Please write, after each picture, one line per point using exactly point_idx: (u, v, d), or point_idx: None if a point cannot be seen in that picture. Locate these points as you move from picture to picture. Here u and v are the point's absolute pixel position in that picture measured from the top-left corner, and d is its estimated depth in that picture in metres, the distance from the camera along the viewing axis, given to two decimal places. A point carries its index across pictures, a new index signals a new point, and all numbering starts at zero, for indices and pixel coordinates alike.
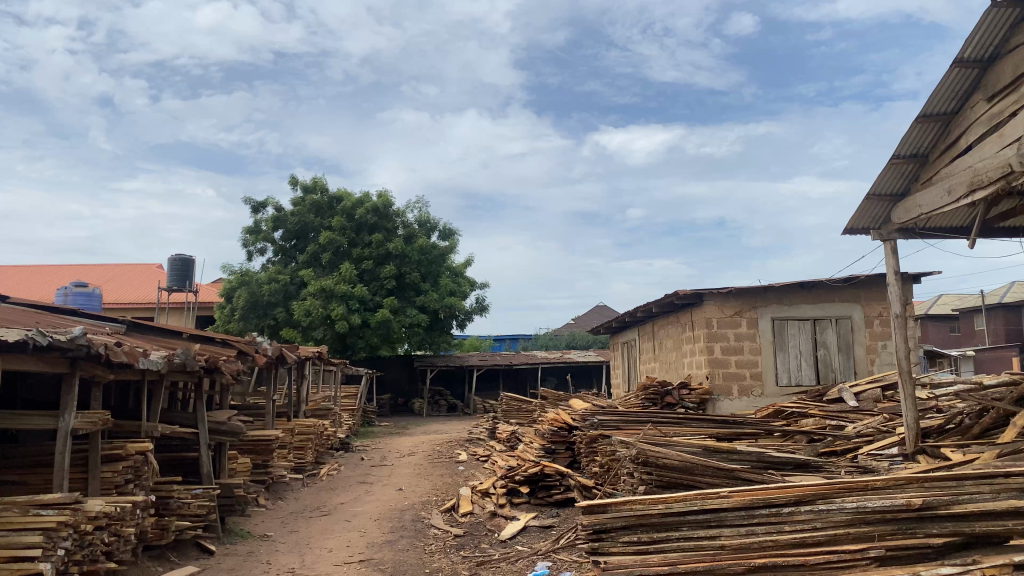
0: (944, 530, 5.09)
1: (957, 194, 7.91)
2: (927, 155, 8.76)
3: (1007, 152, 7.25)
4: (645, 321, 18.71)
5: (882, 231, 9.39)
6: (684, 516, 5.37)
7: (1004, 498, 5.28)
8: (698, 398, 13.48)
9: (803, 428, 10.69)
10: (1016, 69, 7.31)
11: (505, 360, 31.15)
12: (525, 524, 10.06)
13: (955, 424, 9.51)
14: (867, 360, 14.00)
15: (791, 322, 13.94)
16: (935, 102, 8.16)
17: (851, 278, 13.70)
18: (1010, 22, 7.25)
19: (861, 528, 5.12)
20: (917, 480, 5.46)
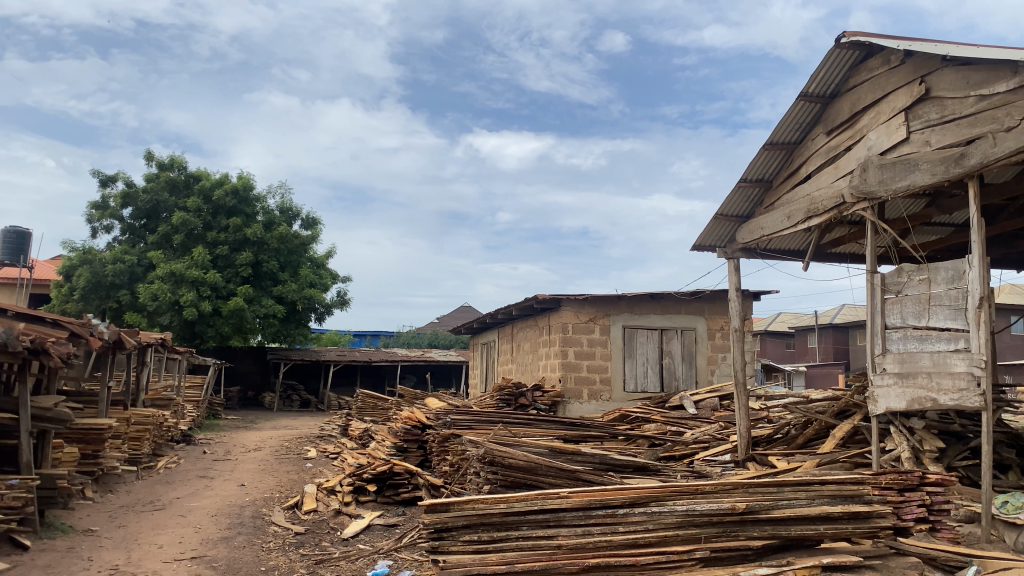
0: (763, 534, 5.46)
1: (796, 220, 8.55)
2: (772, 181, 9.33)
3: (841, 184, 7.87)
4: (504, 324, 18.93)
5: (727, 250, 9.94)
6: (525, 515, 5.43)
7: (818, 503, 5.70)
8: (550, 400, 13.79)
9: (646, 433, 11.15)
10: (852, 107, 7.89)
11: (364, 356, 30.70)
12: (369, 522, 9.95)
13: (782, 434, 10.19)
14: (708, 371, 14.70)
15: (641, 331, 14.47)
16: (781, 131, 8.70)
17: (698, 292, 14.41)
18: (849, 64, 7.82)
19: (689, 531, 5.37)
20: (743, 484, 5.77)
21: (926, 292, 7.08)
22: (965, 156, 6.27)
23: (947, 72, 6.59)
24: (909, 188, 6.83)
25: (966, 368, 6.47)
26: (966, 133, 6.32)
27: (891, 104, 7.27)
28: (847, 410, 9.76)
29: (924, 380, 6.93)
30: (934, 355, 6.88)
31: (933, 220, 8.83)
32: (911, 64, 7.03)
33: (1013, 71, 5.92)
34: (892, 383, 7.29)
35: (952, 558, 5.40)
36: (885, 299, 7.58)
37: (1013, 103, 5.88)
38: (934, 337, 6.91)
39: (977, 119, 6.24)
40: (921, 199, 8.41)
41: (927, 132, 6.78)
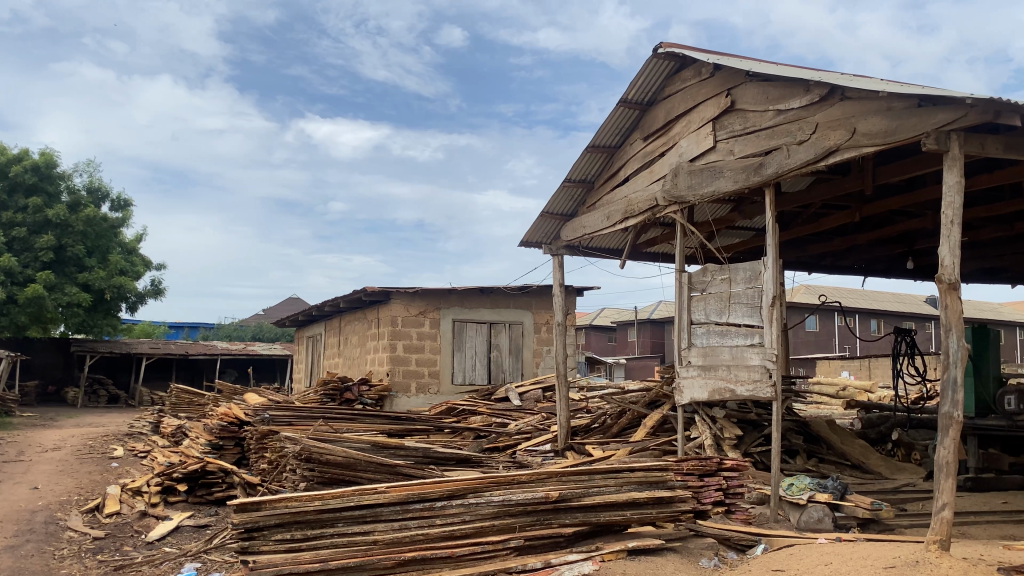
0: (575, 521, 5.69)
1: (614, 220, 8.97)
2: (593, 182, 9.69)
3: (655, 187, 8.31)
4: (332, 316, 18.52)
5: (552, 247, 10.24)
6: (340, 512, 5.31)
7: (626, 489, 6.00)
8: (376, 394, 13.66)
9: (471, 426, 11.29)
10: (667, 115, 8.31)
11: (180, 349, 29.04)
12: (177, 524, 9.44)
13: (599, 424, 10.60)
14: (533, 364, 15.04)
15: (470, 324, 14.62)
16: (602, 135, 9.04)
17: (525, 287, 14.72)
18: (665, 74, 8.22)
19: (505, 521, 5.49)
20: (556, 473, 5.97)
21: (727, 291, 7.60)
22: (763, 166, 6.78)
23: (750, 87, 7.07)
24: (714, 193, 7.33)
25: (760, 361, 7.01)
26: (765, 144, 6.82)
27: (701, 114, 7.73)
28: (657, 401, 10.38)
29: (723, 372, 7.44)
30: (732, 349, 7.40)
31: (736, 224, 9.48)
32: (719, 77, 7.51)
33: (806, 89, 6.45)
34: (696, 375, 7.79)
35: (744, 537, 5.85)
36: (692, 296, 8.08)
37: (805, 119, 6.41)
38: (733, 332, 7.44)
39: (775, 131, 6.75)
40: (726, 204, 9.00)
41: (732, 141, 7.27)
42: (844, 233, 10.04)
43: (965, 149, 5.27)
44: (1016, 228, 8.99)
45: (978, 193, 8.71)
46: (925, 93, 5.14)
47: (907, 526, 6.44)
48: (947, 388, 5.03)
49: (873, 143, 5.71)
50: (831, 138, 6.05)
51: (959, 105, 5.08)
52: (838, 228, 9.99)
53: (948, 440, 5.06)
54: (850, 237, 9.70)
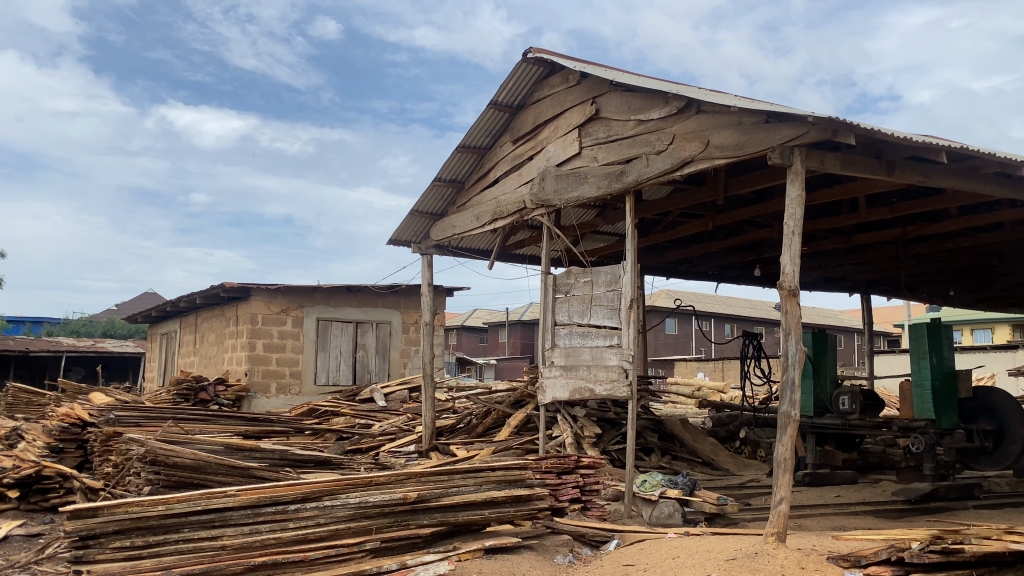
0: (433, 521, 5.68)
1: (483, 221, 9.03)
2: (464, 182, 9.70)
3: (523, 190, 8.42)
4: (188, 313, 17.69)
5: (421, 246, 10.18)
6: (185, 516, 5.06)
7: (485, 488, 6.03)
8: (234, 394, 13.21)
9: (333, 427, 11.07)
10: (536, 119, 8.42)
11: (20, 345, 26.98)
12: (5, 533, 8.73)
13: (464, 424, 10.62)
14: (400, 364, 14.91)
15: (335, 323, 14.33)
16: (472, 136, 9.06)
17: (393, 286, 14.58)
18: (533, 79, 8.32)
19: (362, 522, 5.41)
20: (415, 474, 5.93)
21: (589, 293, 7.78)
22: (625, 173, 6.99)
23: (614, 97, 7.27)
24: (579, 198, 7.50)
25: (618, 361, 7.22)
26: (627, 152, 7.03)
27: (567, 120, 7.89)
28: (521, 401, 10.56)
29: (584, 372, 7.61)
30: (593, 350, 7.59)
31: (600, 229, 9.73)
32: (585, 85, 7.67)
33: (665, 101, 6.69)
34: (558, 375, 7.94)
35: (598, 533, 6.00)
36: (555, 298, 8.22)
37: (664, 129, 6.65)
38: (593, 333, 7.63)
39: (636, 140, 6.97)
40: (591, 210, 9.21)
41: (596, 148, 7.46)
42: (700, 241, 10.50)
43: (806, 164, 5.61)
44: (852, 240, 9.69)
45: (820, 207, 9.32)
46: (771, 110, 5.44)
47: (750, 519, 6.79)
48: (785, 388, 5.33)
49: (725, 156, 5.99)
50: (687, 149, 6.32)
51: (801, 123, 5.40)
52: (695, 235, 10.44)
53: (786, 438, 5.34)
54: (705, 244, 10.15)
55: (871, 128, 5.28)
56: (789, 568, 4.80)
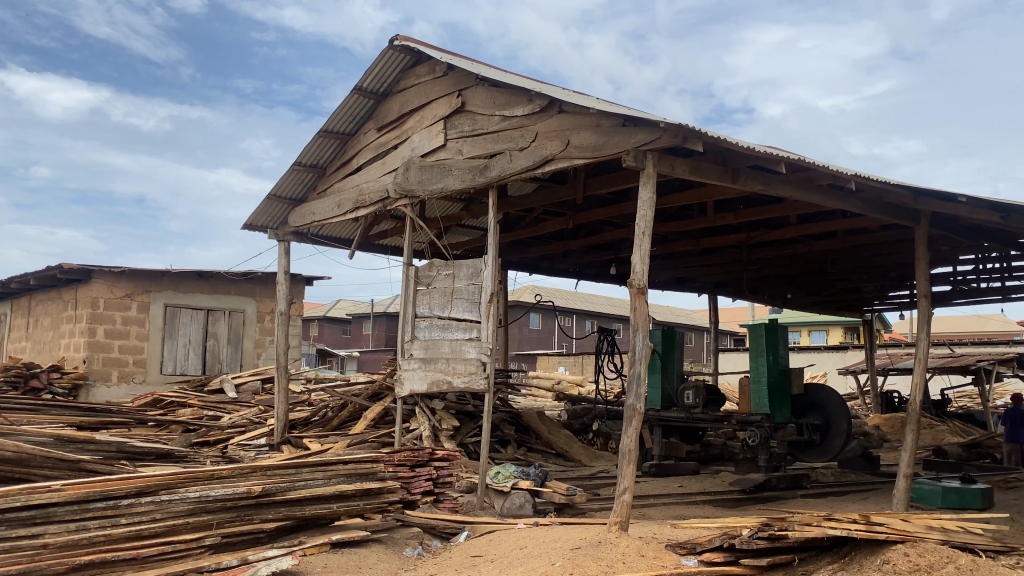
0: (277, 515, 5.54)
1: (344, 209, 8.86)
2: (325, 168, 9.46)
3: (386, 179, 8.31)
4: (19, 296, 16.40)
5: (278, 232, 9.85)
6: (4, 513, 4.59)
7: (334, 482, 5.93)
8: (70, 383, 12.30)
9: (179, 418, 10.57)
10: (401, 108, 8.31)
11: None
12: None
13: (319, 416, 10.40)
14: (254, 354, 14.41)
15: (184, 310, 13.67)
16: (335, 121, 8.84)
17: (248, 272, 14.07)
18: (400, 67, 8.19)
19: (201, 518, 5.19)
20: (261, 468, 5.76)
21: (450, 286, 7.76)
22: (488, 168, 7.03)
23: (479, 91, 7.28)
24: (442, 190, 7.48)
25: (476, 354, 7.25)
26: (490, 147, 7.07)
27: (433, 111, 7.84)
28: (380, 393, 10.43)
29: (442, 365, 7.60)
30: (452, 343, 7.58)
31: (464, 223, 9.74)
32: (451, 77, 7.64)
33: (529, 98, 6.75)
34: (416, 367, 7.90)
35: (449, 525, 6.09)
36: (417, 290, 8.16)
37: (527, 126, 6.73)
38: (453, 326, 7.62)
39: (499, 136, 7.01)
40: (455, 203, 9.21)
41: (460, 141, 7.45)
42: (561, 238, 10.72)
43: (658, 168, 5.83)
44: (701, 243, 10.15)
45: (673, 210, 9.71)
46: (627, 114, 5.60)
47: (596, 509, 7.01)
48: (632, 382, 5.52)
49: (584, 156, 6.12)
50: (549, 148, 6.42)
51: (654, 128, 5.60)
52: (556, 232, 10.64)
53: (631, 430, 5.54)
54: (565, 242, 10.37)
55: (717, 137, 5.54)
56: (629, 556, 4.99)
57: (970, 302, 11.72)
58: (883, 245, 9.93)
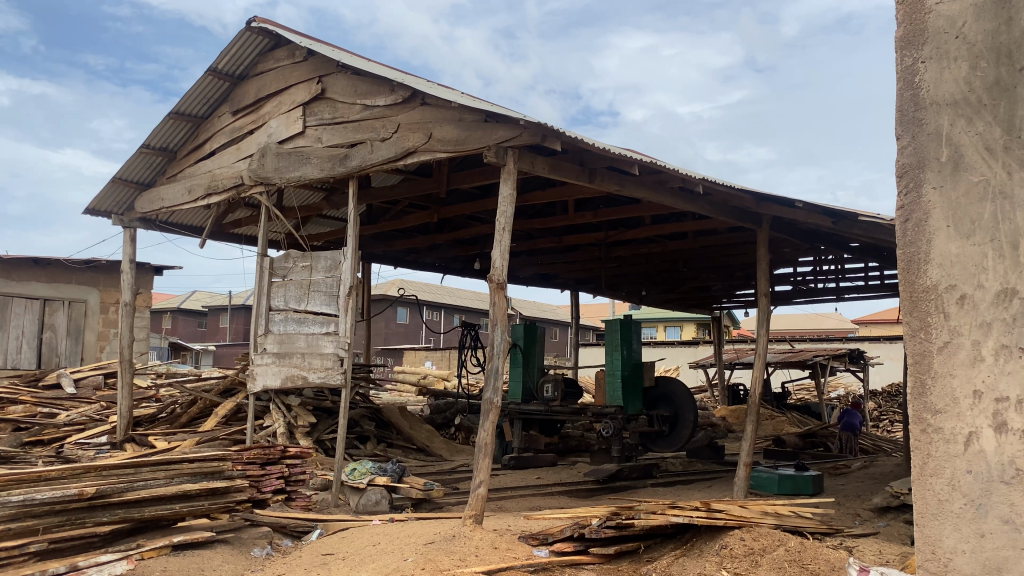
0: (113, 518, 5.21)
1: (196, 195, 8.46)
2: (176, 152, 9.00)
3: (241, 166, 8.00)
4: None
5: (123, 218, 9.29)
6: None
7: (177, 482, 5.64)
8: None
9: (8, 416, 9.78)
10: (258, 92, 8.00)
11: None
12: None
13: (166, 413, 9.90)
14: (96, 347, 13.47)
15: (17, 300, 12.70)
16: (187, 103, 8.42)
17: (91, 260, 13.19)
18: (258, 50, 7.88)
19: (25, 523, 4.80)
20: (95, 468, 5.41)
21: (307, 278, 7.56)
22: (347, 158, 6.89)
23: (339, 78, 7.11)
24: (300, 178, 7.27)
25: (333, 349, 7.09)
26: (351, 136, 6.92)
27: (292, 96, 7.60)
28: (231, 388, 10.08)
29: (297, 360, 7.40)
30: (308, 337, 7.38)
31: (325, 213, 9.51)
32: (311, 63, 7.43)
33: (391, 88, 6.65)
34: (270, 362, 7.65)
35: (300, 524, 5.94)
36: (272, 282, 7.90)
37: (389, 117, 6.63)
38: (309, 320, 7.42)
39: (360, 125, 6.88)
40: (315, 192, 8.96)
41: (320, 129, 7.26)
42: (426, 232, 10.65)
43: (517, 165, 5.89)
44: (563, 240, 10.35)
45: (536, 207, 9.84)
46: (488, 110, 5.63)
47: (453, 503, 7.03)
48: (489, 376, 5.55)
49: (445, 150, 6.10)
50: (410, 140, 6.35)
51: (515, 126, 5.65)
52: (421, 226, 10.57)
53: (488, 423, 5.58)
54: (429, 236, 10.31)
55: (575, 137, 5.66)
56: (482, 549, 5.03)
57: (808, 302, 12.52)
58: (731, 246, 10.45)
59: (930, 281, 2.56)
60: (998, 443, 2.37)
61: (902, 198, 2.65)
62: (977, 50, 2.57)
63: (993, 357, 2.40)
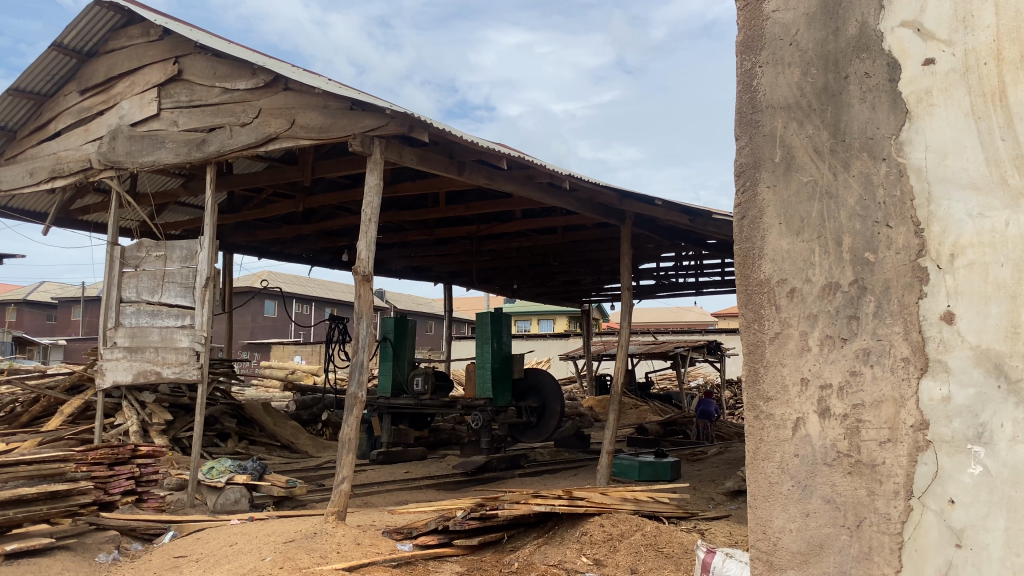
0: None
1: (38, 178, 7.90)
2: (17, 131, 8.36)
3: (89, 149, 7.52)
4: None
5: None
6: None
7: (10, 486, 5.31)
8: None
9: None
10: (108, 71, 7.52)
11: None
12: None
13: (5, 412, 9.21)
14: None
15: None
16: (29, 79, 7.83)
17: None
18: (108, 26, 7.40)
19: None
20: None
21: (160, 269, 7.20)
22: (205, 143, 6.61)
23: (198, 60, 6.79)
24: (154, 163, 6.91)
25: (189, 343, 6.77)
26: (209, 121, 6.63)
27: (145, 77, 7.20)
28: (79, 385, 9.50)
29: (150, 355, 7.04)
30: (162, 331, 7.02)
31: (183, 201, 9.08)
32: (168, 42, 7.05)
33: (252, 72, 6.40)
34: (121, 357, 7.25)
35: (151, 526, 5.68)
36: (123, 272, 7.48)
37: (250, 102, 6.38)
38: (163, 313, 7.06)
39: (219, 109, 6.59)
40: (173, 179, 8.53)
41: (176, 112, 6.92)
42: (292, 222, 10.34)
43: (384, 155, 5.81)
44: (434, 233, 10.29)
45: (408, 199, 9.74)
46: (353, 98, 5.51)
47: (317, 500, 6.87)
48: (354, 370, 5.45)
49: (309, 137, 5.94)
50: (272, 126, 6.16)
51: (379, 115, 5.58)
52: (287, 216, 10.24)
53: (352, 418, 5.48)
54: (296, 226, 10.01)
55: (441, 128, 5.65)
56: (345, 545, 4.95)
57: (671, 295, 12.98)
58: (598, 241, 10.68)
59: (763, 276, 2.47)
60: (822, 427, 2.27)
61: (738, 196, 2.56)
62: (808, 57, 2.47)
63: (819, 347, 2.31)
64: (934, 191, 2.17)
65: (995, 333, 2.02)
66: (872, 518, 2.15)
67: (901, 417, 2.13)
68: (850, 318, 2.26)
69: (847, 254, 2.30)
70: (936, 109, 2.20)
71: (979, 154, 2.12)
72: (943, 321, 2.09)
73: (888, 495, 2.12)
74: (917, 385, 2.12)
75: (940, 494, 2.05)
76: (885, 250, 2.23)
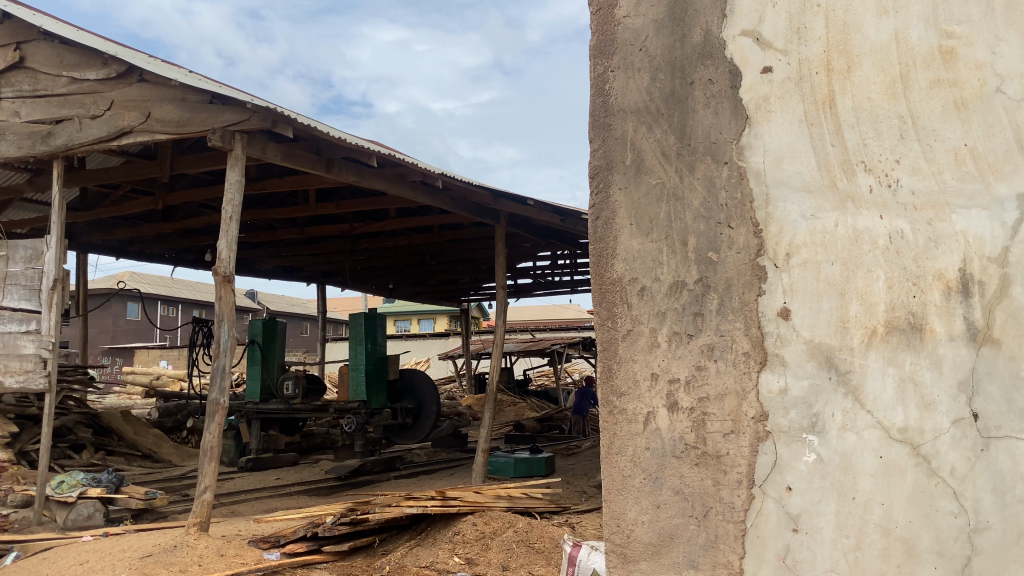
0: None
1: None
2: None
3: None
4: None
5: None
6: None
7: None
8: None
9: None
10: None
11: None
12: None
13: None
14: None
15: None
16: None
17: None
18: None
19: None
20: None
21: (2, 270, 6.68)
22: (51, 136, 6.20)
23: (42, 47, 6.35)
24: None
25: (35, 350, 6.34)
26: (54, 112, 6.21)
27: None
28: None
29: None
30: (4, 336, 6.53)
31: (29, 197, 8.47)
32: (7, 26, 6.53)
33: (103, 62, 6.01)
34: None
35: None
36: None
37: (100, 93, 6.02)
38: (5, 317, 6.55)
39: (66, 100, 6.19)
40: (17, 173, 7.93)
41: (17, 102, 6.45)
42: (152, 220, 9.82)
43: (247, 151, 5.63)
44: (306, 232, 10.02)
45: (277, 196, 9.45)
46: (214, 92, 5.28)
47: (179, 511, 6.58)
48: (216, 375, 5.25)
49: (166, 131, 5.67)
50: (125, 118, 5.84)
51: (242, 109, 5.41)
52: (147, 214, 9.73)
53: (213, 425, 5.27)
54: (156, 224, 9.53)
55: (306, 122, 5.55)
56: (206, 558, 4.75)
57: (546, 294, 13.17)
58: (474, 240, 10.70)
59: (615, 275, 2.51)
60: (671, 421, 2.34)
61: (591, 198, 2.59)
62: (656, 63, 2.54)
63: (667, 343, 2.38)
64: (771, 194, 2.31)
65: (826, 327, 2.20)
66: (717, 507, 2.23)
67: (743, 409, 2.24)
68: (695, 315, 2.34)
69: (692, 254, 2.38)
70: (773, 116, 2.36)
71: (812, 158, 2.31)
72: (779, 317, 2.24)
73: (732, 484, 2.22)
74: (757, 377, 2.24)
75: (778, 482, 2.18)
76: (727, 250, 2.33)
